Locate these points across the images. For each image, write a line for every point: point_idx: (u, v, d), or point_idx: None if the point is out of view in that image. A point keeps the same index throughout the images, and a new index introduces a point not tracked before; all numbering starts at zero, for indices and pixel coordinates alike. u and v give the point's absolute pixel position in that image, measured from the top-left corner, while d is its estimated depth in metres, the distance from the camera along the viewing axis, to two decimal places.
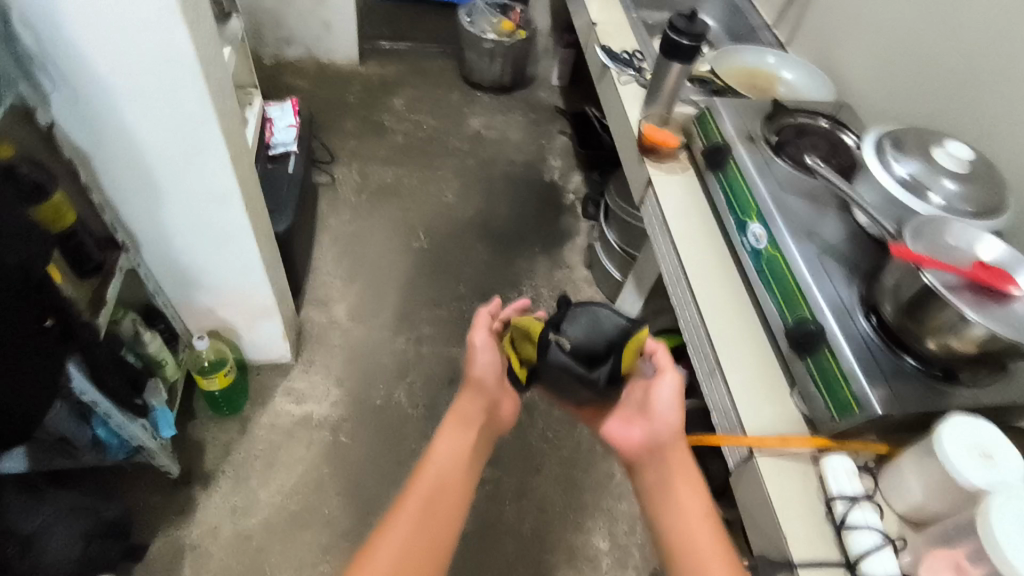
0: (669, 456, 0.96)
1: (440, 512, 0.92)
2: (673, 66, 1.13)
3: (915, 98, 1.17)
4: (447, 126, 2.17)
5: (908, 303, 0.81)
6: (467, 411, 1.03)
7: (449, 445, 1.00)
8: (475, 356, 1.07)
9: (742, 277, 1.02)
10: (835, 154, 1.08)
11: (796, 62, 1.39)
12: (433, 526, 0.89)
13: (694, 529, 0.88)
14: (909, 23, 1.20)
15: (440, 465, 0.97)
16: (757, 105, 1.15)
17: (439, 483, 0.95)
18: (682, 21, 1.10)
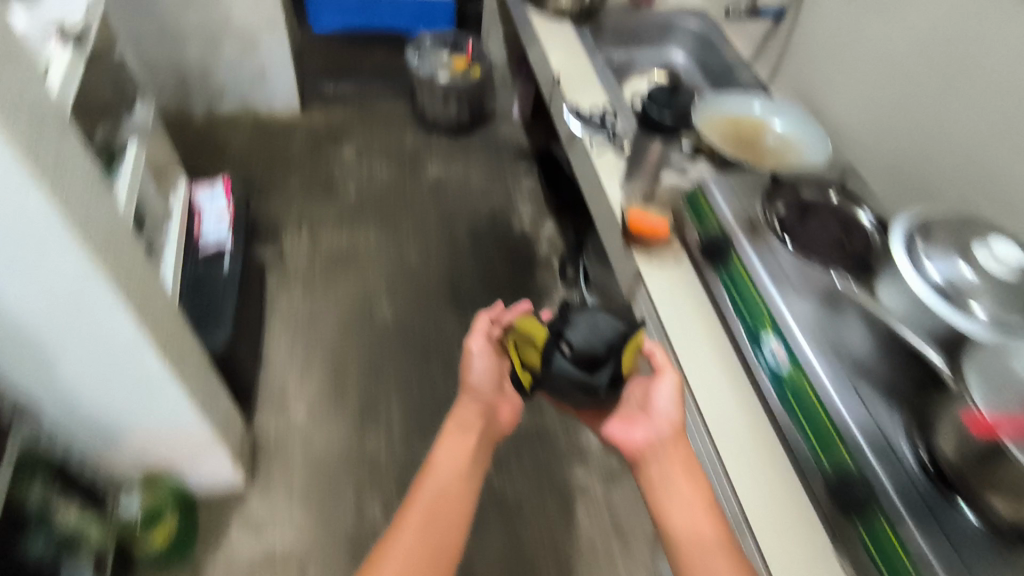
0: (674, 452, 0.82)
1: (443, 525, 0.82)
2: (657, 139, 0.98)
3: (926, 156, 1.04)
4: (404, 175, 1.97)
5: (969, 455, 0.69)
6: (466, 414, 0.91)
7: (449, 451, 0.88)
8: (468, 362, 0.94)
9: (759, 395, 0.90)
10: (851, 237, 0.95)
11: (788, 108, 1.25)
12: (436, 542, 0.80)
13: (701, 535, 0.75)
14: (913, 71, 1.07)
15: (442, 472, 0.86)
16: (752, 182, 1.03)
17: (441, 494, 0.84)
18: (662, 92, 0.96)
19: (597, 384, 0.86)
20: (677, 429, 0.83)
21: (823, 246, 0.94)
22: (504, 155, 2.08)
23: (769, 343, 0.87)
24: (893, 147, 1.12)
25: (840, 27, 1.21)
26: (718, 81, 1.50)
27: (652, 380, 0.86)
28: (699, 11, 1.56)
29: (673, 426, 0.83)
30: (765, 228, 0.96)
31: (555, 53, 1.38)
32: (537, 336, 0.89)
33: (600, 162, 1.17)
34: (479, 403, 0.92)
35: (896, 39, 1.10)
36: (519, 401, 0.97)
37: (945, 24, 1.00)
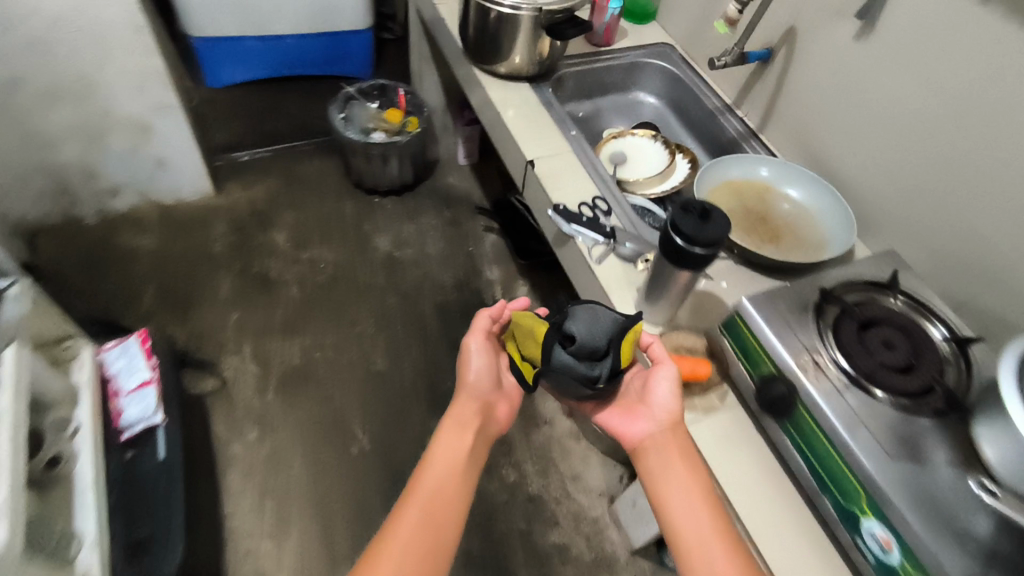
0: (672, 441, 0.79)
1: (440, 519, 0.75)
2: (689, 271, 0.80)
3: (978, 236, 0.91)
4: (351, 256, 1.72)
5: None
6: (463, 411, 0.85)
7: (444, 448, 0.82)
8: (467, 360, 0.90)
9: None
10: (927, 358, 0.81)
11: (796, 169, 1.11)
12: (432, 541, 0.73)
13: (699, 518, 0.73)
14: (948, 137, 0.92)
15: (439, 466, 0.80)
16: (797, 294, 0.87)
17: (439, 490, 0.77)
18: (689, 222, 0.77)
19: (594, 376, 0.80)
20: (672, 419, 0.80)
21: (904, 379, 0.79)
22: (457, 214, 1.86)
23: (873, 529, 0.71)
24: (926, 217, 0.98)
25: (843, 77, 1.05)
26: (698, 131, 1.33)
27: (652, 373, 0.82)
28: (664, 51, 1.38)
29: (671, 413, 0.80)
30: (830, 365, 0.80)
31: (520, 127, 1.17)
32: (536, 330, 0.84)
33: (607, 276, 0.98)
34: (476, 400, 0.87)
35: (919, 98, 0.95)
36: (516, 401, 0.93)
37: (987, 88, 0.86)
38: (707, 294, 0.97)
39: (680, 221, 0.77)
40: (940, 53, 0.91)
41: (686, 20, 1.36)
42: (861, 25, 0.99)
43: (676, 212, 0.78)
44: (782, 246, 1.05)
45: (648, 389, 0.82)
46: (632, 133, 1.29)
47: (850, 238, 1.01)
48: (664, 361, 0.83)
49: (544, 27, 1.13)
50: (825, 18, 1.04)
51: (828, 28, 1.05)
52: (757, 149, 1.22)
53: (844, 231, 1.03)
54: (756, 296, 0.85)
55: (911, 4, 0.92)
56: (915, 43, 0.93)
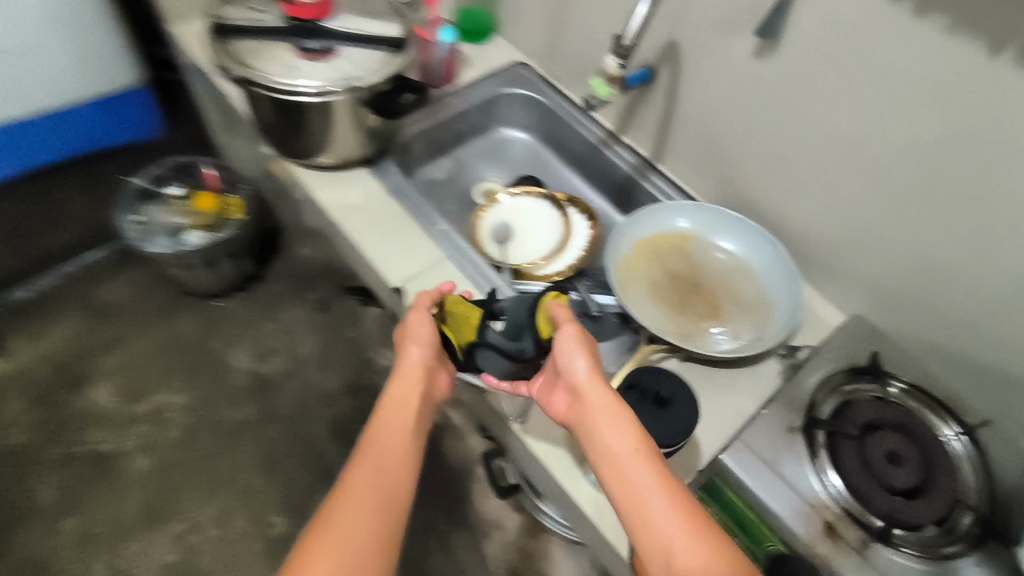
0: (592, 399, 0.65)
1: (387, 489, 0.60)
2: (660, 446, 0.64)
3: (952, 283, 0.75)
4: (203, 391, 1.37)
5: None
6: (408, 373, 0.71)
7: (394, 411, 0.67)
8: (416, 325, 0.75)
9: None
10: (948, 474, 0.66)
11: (716, 214, 0.92)
12: (379, 513, 0.57)
13: (644, 477, 0.59)
14: (893, 171, 0.74)
15: (384, 430, 0.65)
16: (779, 421, 0.69)
17: (390, 449, 0.63)
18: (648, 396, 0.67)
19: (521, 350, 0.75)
20: (587, 375, 0.67)
21: (933, 511, 0.64)
22: (323, 295, 1.52)
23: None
24: (882, 252, 0.81)
25: (746, 97, 0.85)
26: (585, 168, 1.10)
27: (565, 338, 0.70)
28: (520, 74, 1.12)
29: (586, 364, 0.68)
30: (850, 517, 0.63)
31: (373, 241, 0.88)
32: (469, 316, 0.77)
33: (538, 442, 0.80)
34: (422, 361, 0.73)
35: (851, 124, 0.76)
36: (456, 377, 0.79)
37: (939, 111, 0.67)
38: None
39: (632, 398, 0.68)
40: (870, 70, 0.71)
41: (536, 34, 1.10)
42: (761, 40, 0.79)
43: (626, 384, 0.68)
44: (726, 320, 0.86)
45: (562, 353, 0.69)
46: (508, 195, 1.04)
47: (798, 298, 0.83)
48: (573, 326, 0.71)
49: (368, 104, 0.84)
50: (715, 31, 0.83)
51: (721, 43, 0.83)
52: (662, 185, 1.01)
53: (788, 288, 0.85)
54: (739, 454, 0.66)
55: (820, 14, 0.72)
56: (833, 58, 0.74)
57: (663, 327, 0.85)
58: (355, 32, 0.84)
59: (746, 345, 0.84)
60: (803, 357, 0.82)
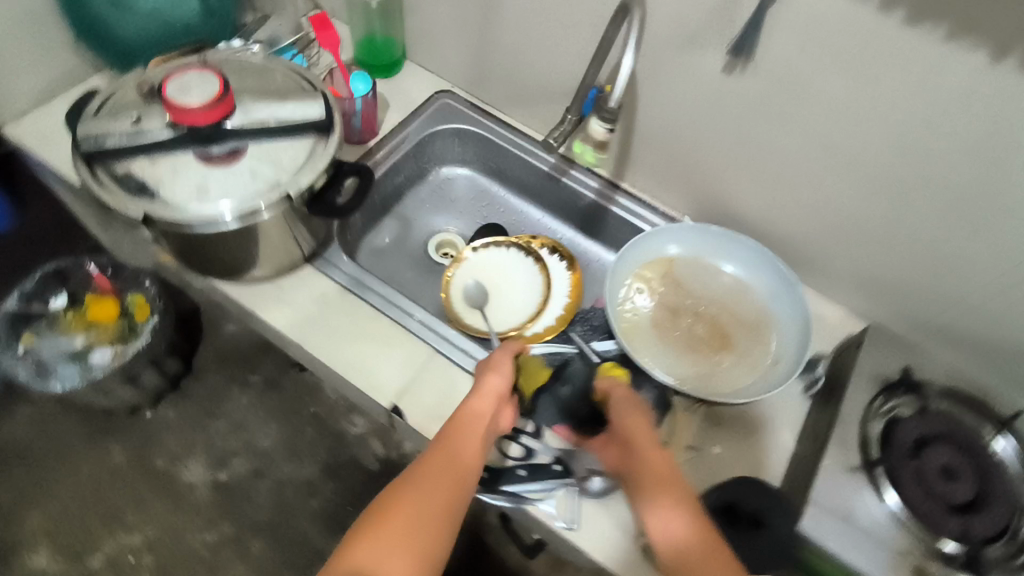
0: (648, 460, 0.65)
1: (445, 498, 0.59)
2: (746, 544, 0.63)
3: (958, 279, 0.74)
4: (162, 521, 1.21)
5: None
6: (483, 399, 0.69)
7: (467, 426, 0.66)
8: (503, 357, 0.74)
9: None
10: (1005, 480, 0.66)
11: (707, 235, 0.87)
12: (434, 520, 0.57)
13: (692, 535, 0.58)
14: (888, 179, 0.71)
15: (456, 438, 0.64)
16: (839, 468, 0.68)
17: (450, 464, 0.61)
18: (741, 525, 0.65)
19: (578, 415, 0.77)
20: (642, 439, 0.67)
21: (999, 522, 0.64)
22: (268, 373, 1.36)
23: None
24: (878, 254, 0.79)
25: (717, 115, 0.78)
26: (542, 198, 1.00)
27: (631, 409, 0.70)
28: (449, 105, 0.98)
29: (642, 429, 0.68)
30: (932, 555, 0.63)
31: (347, 360, 0.78)
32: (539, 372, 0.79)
33: (597, 544, 0.69)
34: (499, 388, 0.71)
35: (839, 137, 0.71)
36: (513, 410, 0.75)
37: (938, 122, 0.64)
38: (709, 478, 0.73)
39: (720, 520, 0.66)
40: (860, 85, 0.66)
41: (458, 62, 0.96)
42: (730, 56, 0.71)
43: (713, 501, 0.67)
44: (739, 349, 0.83)
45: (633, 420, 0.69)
46: (472, 250, 0.94)
47: (806, 315, 0.80)
48: (633, 400, 0.72)
49: (308, 208, 0.70)
50: (675, 48, 0.74)
51: (682, 61, 0.75)
52: (632, 208, 0.93)
53: (792, 304, 0.82)
54: (809, 519, 0.64)
55: (802, 30, 0.65)
56: (815, 71, 0.67)
57: (681, 375, 0.81)
58: (266, 126, 0.68)
59: (765, 373, 0.80)
60: (823, 373, 0.80)
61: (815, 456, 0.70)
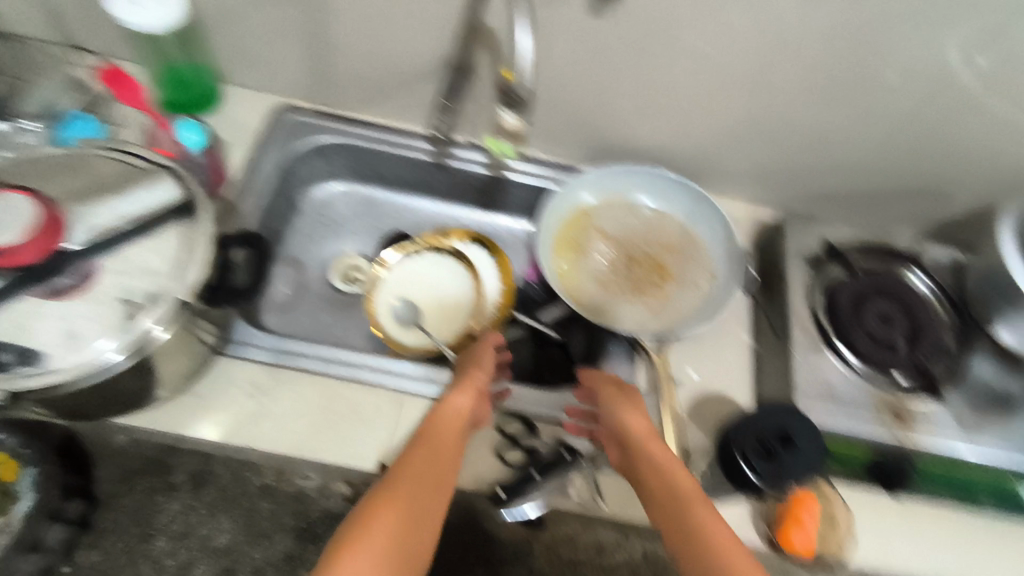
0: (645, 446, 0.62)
1: (428, 493, 0.58)
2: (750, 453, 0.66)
3: (839, 144, 0.81)
4: None
5: None
6: (462, 391, 0.67)
7: (447, 424, 0.64)
8: (485, 350, 0.73)
9: None
10: (927, 310, 0.77)
11: (613, 175, 0.86)
12: (421, 514, 0.56)
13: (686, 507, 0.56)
14: (767, 74, 0.74)
15: (437, 436, 0.63)
16: (806, 350, 0.74)
17: (432, 455, 0.61)
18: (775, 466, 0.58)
19: (575, 349, 0.84)
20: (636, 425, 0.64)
21: (933, 342, 0.75)
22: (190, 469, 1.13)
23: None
24: (769, 145, 0.83)
25: (593, 58, 0.76)
26: (430, 188, 0.93)
27: (625, 402, 0.67)
28: (300, 120, 0.85)
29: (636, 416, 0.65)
30: (897, 392, 0.72)
31: (312, 441, 0.70)
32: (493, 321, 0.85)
33: (627, 507, 0.71)
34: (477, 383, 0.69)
35: (715, 49, 0.72)
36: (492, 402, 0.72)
37: (802, 12, 0.66)
38: (699, 399, 0.76)
39: (754, 453, 0.59)
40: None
41: (291, 73, 0.84)
42: None
43: (749, 437, 0.59)
44: (678, 275, 0.85)
45: (626, 413, 0.65)
46: (386, 268, 0.87)
47: (724, 222, 0.84)
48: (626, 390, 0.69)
49: (209, 304, 0.60)
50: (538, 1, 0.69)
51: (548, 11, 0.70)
52: (527, 169, 0.89)
53: (708, 215, 0.85)
54: (800, 403, 0.70)
55: None
56: None
57: (638, 319, 0.82)
58: (116, 233, 0.57)
59: (707, 288, 0.83)
60: (755, 269, 0.85)
61: (783, 348, 0.75)
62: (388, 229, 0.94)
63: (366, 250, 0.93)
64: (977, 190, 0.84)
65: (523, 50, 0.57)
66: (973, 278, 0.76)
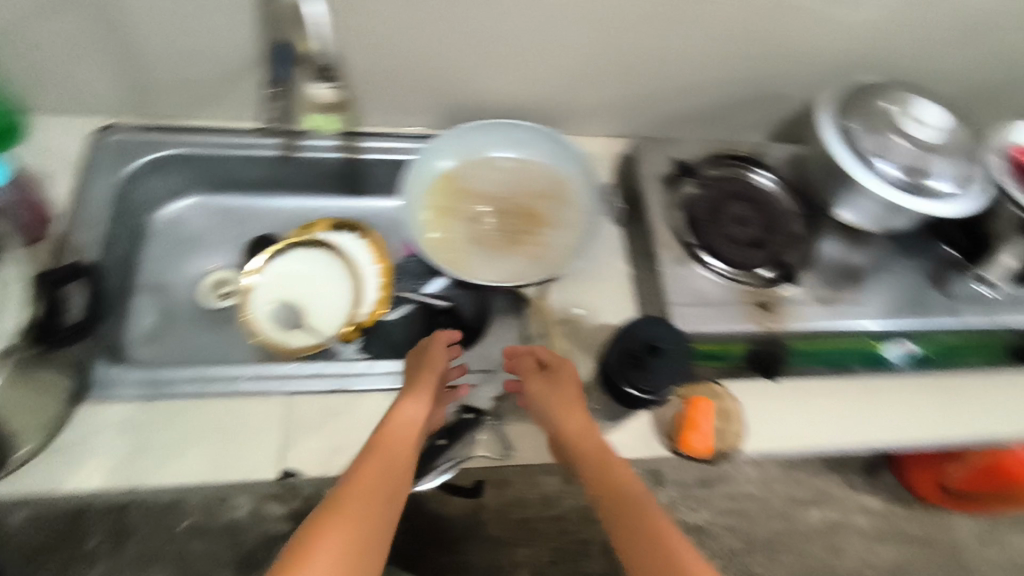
0: (585, 447, 0.65)
1: (379, 510, 0.59)
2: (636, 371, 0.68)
3: (671, 67, 0.84)
4: None
5: None
6: (417, 401, 0.67)
7: (399, 440, 0.64)
8: (438, 352, 0.72)
9: (929, 374, 0.79)
10: (772, 204, 0.83)
11: (464, 136, 0.86)
12: (371, 533, 0.57)
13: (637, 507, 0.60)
14: (586, 8, 0.75)
15: (390, 446, 0.63)
16: (676, 264, 0.77)
17: (388, 466, 0.61)
18: (636, 373, 0.62)
19: (465, 311, 0.84)
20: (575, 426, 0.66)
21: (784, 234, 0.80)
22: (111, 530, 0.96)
23: (918, 347, 0.80)
24: (608, 79, 0.85)
25: (415, 20, 0.75)
26: (289, 184, 0.89)
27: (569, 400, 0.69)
28: (123, 142, 0.79)
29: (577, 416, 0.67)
30: (763, 286, 0.77)
31: (203, 465, 0.67)
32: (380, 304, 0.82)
33: (539, 451, 0.72)
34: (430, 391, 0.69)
35: None
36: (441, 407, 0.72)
37: None
38: (588, 334, 0.78)
39: (623, 364, 0.62)
40: None
41: (101, 90, 0.78)
42: None
43: (615, 348, 0.63)
44: (552, 219, 0.86)
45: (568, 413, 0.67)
46: (253, 273, 0.84)
47: (582, 161, 0.86)
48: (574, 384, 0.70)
49: (50, 345, 0.60)
50: None
51: None
52: (382, 144, 0.87)
53: (568, 156, 0.86)
54: (679, 314, 0.74)
55: None
56: None
57: (519, 271, 0.82)
58: None
59: (581, 226, 0.85)
60: (620, 200, 0.88)
61: (653, 267, 0.78)
62: (256, 234, 0.90)
63: (236, 261, 0.88)
64: (804, 86, 0.90)
65: (316, 16, 0.66)
66: (809, 167, 0.82)
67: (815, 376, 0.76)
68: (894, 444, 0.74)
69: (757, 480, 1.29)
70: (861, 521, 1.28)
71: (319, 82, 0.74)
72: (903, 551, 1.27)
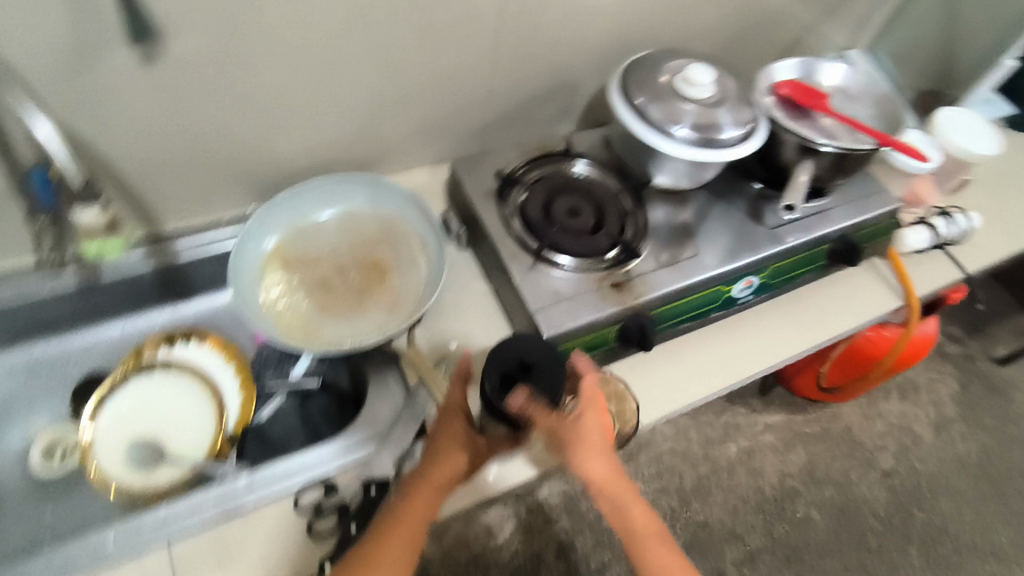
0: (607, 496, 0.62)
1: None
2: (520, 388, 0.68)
3: (462, 86, 0.86)
4: None
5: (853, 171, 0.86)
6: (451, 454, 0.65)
7: (423, 506, 0.62)
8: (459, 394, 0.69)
9: (757, 302, 0.90)
10: (596, 188, 0.88)
11: (279, 206, 0.82)
12: None
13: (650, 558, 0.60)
14: (357, 53, 0.75)
15: (417, 504, 0.62)
16: (527, 271, 0.78)
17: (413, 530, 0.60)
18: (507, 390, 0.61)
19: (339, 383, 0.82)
20: (601, 465, 0.62)
21: (613, 214, 0.85)
22: None
23: (758, 279, 0.87)
24: (407, 112, 0.86)
25: (183, 107, 0.70)
26: (102, 309, 0.81)
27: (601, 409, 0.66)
28: None
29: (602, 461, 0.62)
30: (611, 267, 0.80)
31: None
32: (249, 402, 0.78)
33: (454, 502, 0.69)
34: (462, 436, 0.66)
35: (294, 51, 0.70)
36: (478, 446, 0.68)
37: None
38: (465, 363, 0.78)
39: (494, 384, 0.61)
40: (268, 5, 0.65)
41: None
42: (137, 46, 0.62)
43: (490, 368, 0.62)
44: (397, 261, 0.84)
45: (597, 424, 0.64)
46: (90, 424, 0.74)
47: (408, 197, 0.85)
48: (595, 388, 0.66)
49: None
50: (70, 70, 0.62)
51: (91, 76, 0.63)
52: (195, 240, 0.81)
53: (392, 196, 0.85)
54: (543, 318, 0.75)
55: None
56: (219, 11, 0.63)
57: (377, 321, 0.79)
58: None
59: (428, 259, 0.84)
60: (457, 224, 0.89)
61: (507, 280, 0.80)
62: (82, 375, 0.80)
63: (66, 413, 0.79)
64: (590, 72, 0.95)
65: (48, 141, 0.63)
66: (616, 145, 0.88)
67: (668, 338, 0.84)
68: (746, 377, 0.84)
69: (671, 434, 1.36)
70: (768, 436, 1.39)
71: (84, 206, 0.68)
72: (808, 449, 1.40)
